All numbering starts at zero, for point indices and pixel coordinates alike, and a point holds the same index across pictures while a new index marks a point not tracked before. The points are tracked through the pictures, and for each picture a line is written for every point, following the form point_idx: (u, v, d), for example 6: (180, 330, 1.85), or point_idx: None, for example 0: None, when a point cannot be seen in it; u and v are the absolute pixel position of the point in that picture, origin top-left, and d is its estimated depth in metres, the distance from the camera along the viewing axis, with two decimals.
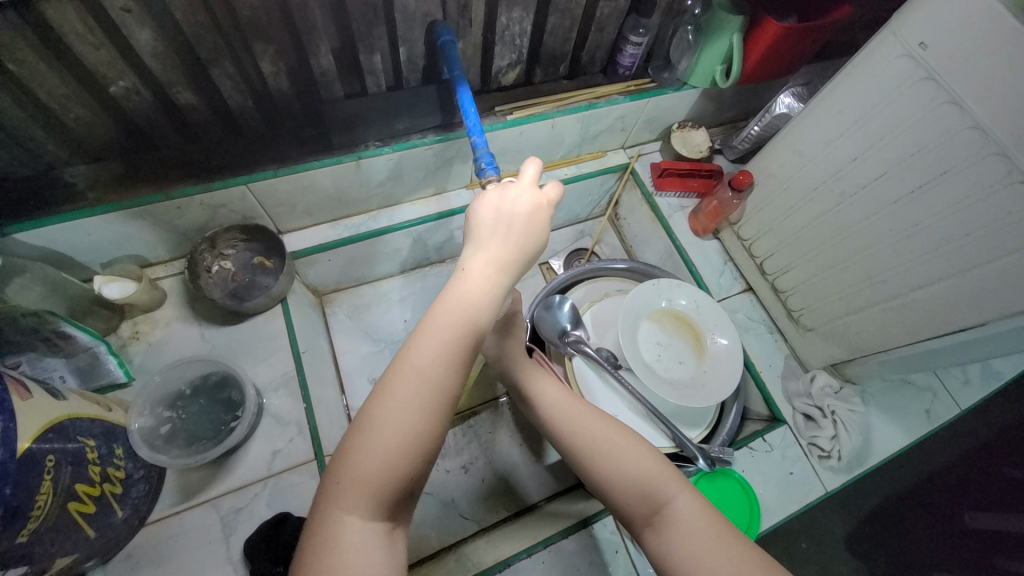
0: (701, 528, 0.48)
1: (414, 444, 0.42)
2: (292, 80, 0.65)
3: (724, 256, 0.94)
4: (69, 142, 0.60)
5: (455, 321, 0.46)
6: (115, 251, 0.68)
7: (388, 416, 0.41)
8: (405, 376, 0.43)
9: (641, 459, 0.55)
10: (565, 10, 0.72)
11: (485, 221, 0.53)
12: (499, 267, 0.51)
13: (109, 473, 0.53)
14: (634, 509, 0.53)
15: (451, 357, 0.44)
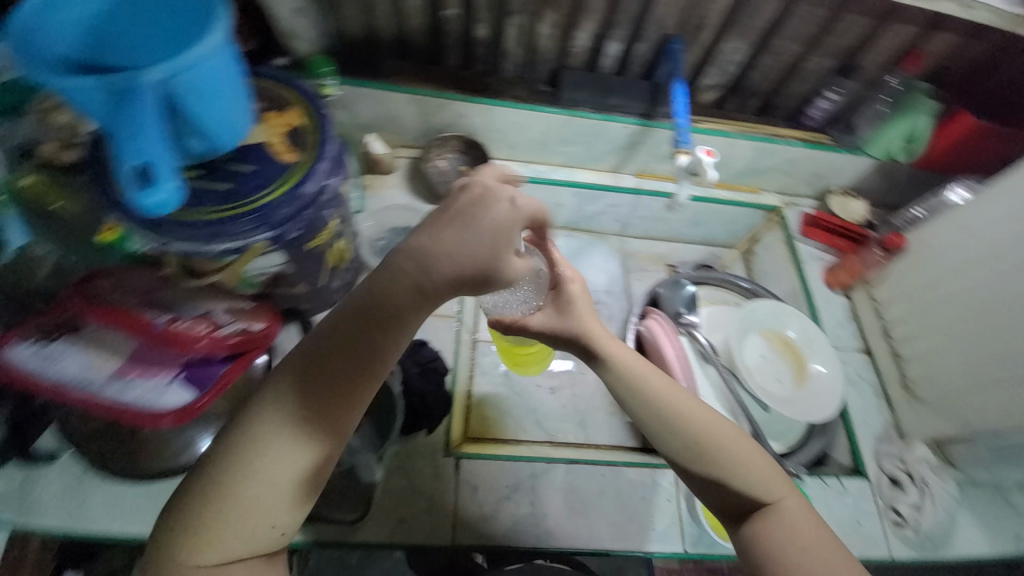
0: (810, 542, 0.50)
1: (301, 482, 0.42)
2: (554, 44, 0.86)
3: (850, 314, 0.99)
4: (396, 40, 0.86)
5: (343, 365, 0.42)
6: (383, 123, 0.93)
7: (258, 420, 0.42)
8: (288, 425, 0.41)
9: (755, 462, 0.53)
10: (779, 53, 0.87)
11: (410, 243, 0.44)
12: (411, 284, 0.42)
13: (344, 248, 0.70)
14: (738, 504, 0.53)
15: (326, 363, 0.42)
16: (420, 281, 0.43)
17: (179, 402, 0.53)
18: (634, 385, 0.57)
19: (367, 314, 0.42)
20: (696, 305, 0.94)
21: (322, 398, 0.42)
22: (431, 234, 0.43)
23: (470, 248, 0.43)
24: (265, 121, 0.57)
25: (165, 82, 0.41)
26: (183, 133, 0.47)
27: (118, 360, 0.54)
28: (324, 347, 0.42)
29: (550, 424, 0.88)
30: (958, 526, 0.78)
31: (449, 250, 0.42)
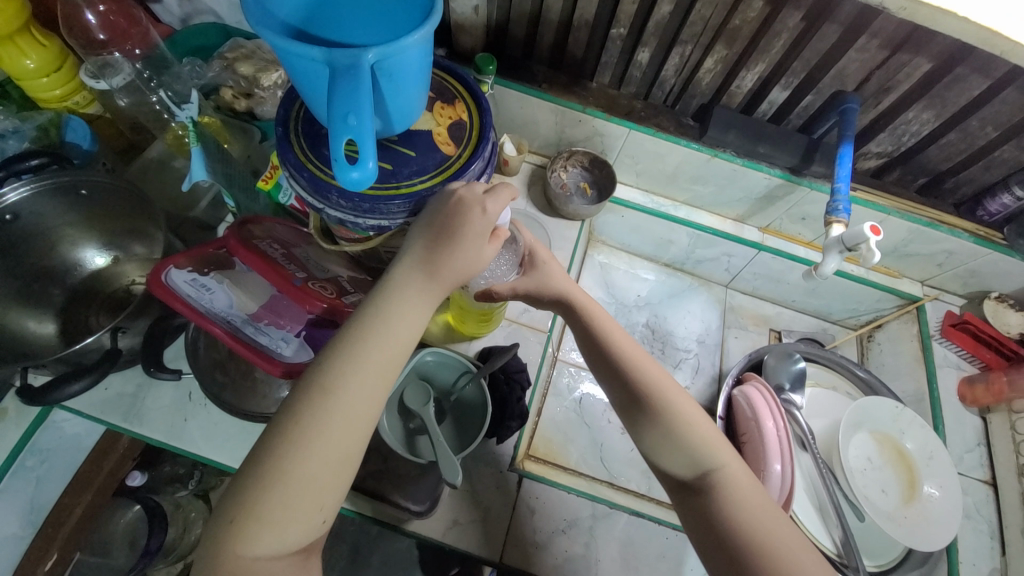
0: (761, 513, 0.49)
1: (345, 459, 0.40)
2: (712, 81, 0.83)
3: (981, 438, 0.86)
4: (555, 47, 0.86)
5: (382, 340, 0.43)
6: (518, 126, 0.93)
7: (299, 412, 0.39)
8: (330, 399, 0.40)
9: (699, 420, 0.52)
10: (969, 134, 0.77)
11: (432, 227, 0.48)
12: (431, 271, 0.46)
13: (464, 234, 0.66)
14: (682, 470, 0.52)
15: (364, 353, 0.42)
16: (433, 266, 0.47)
17: (296, 359, 0.56)
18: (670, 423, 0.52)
19: (400, 290, 0.45)
20: (802, 383, 0.86)
21: (357, 385, 0.41)
22: (432, 239, 0.47)
23: (474, 246, 0.48)
24: (431, 110, 0.59)
25: (385, 58, 0.42)
26: (375, 110, 0.48)
27: (257, 304, 0.58)
28: (365, 317, 0.44)
29: None
30: None
31: (469, 245, 0.47)
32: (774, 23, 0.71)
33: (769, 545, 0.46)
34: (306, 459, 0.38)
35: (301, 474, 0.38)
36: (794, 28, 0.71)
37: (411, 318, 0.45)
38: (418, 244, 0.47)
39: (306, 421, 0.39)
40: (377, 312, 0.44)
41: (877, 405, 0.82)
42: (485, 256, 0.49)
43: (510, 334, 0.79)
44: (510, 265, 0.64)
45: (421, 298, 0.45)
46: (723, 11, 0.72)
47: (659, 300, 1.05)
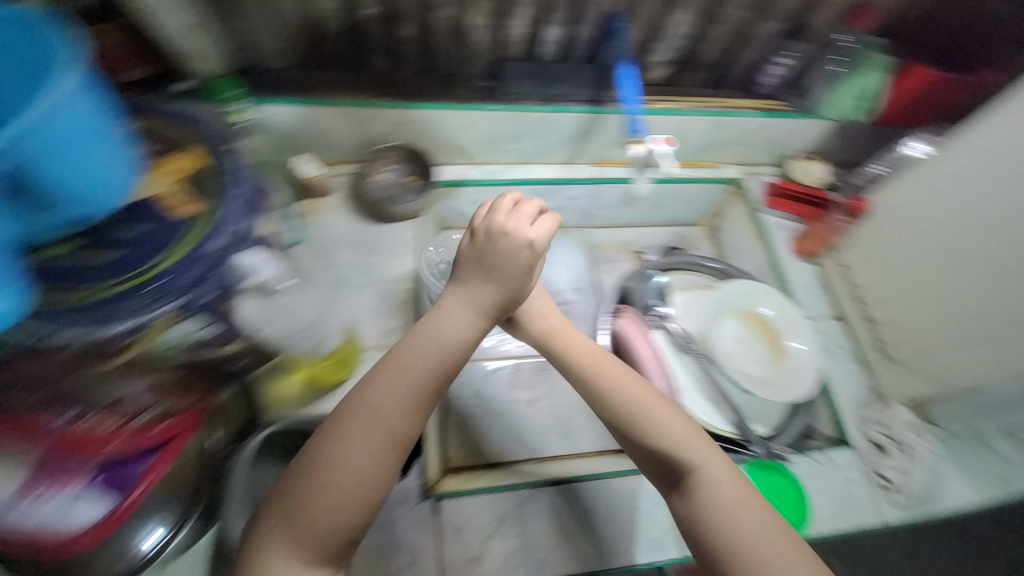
0: (735, 508, 0.52)
1: (364, 493, 0.45)
2: (487, 37, 0.79)
3: (821, 283, 0.96)
4: (315, 45, 0.77)
5: (421, 370, 0.50)
6: (311, 141, 0.84)
7: (330, 462, 0.45)
8: (361, 423, 0.46)
9: (665, 426, 0.57)
10: (726, 22, 0.83)
11: (474, 257, 0.55)
12: (473, 301, 0.54)
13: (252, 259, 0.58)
14: (664, 473, 0.57)
15: (400, 407, 0.48)
16: (479, 296, 0.54)
17: (82, 525, 0.50)
18: (648, 433, 0.57)
19: (444, 321, 0.52)
20: (666, 294, 0.93)
21: (394, 433, 0.47)
22: (468, 268, 0.55)
23: (517, 254, 0.54)
24: (155, 168, 0.51)
25: (10, 174, 0.38)
26: (33, 208, 0.42)
27: (14, 483, 0.48)
28: (382, 376, 0.49)
29: (531, 440, 0.85)
30: (945, 482, 0.77)
31: (515, 276, 0.55)
32: None
33: (740, 541, 0.50)
34: (331, 473, 0.44)
35: (326, 485, 0.44)
36: None
37: (453, 341, 0.52)
38: (464, 267, 0.55)
39: (338, 434, 0.46)
40: (420, 341, 0.51)
41: (750, 281, 0.93)
42: (524, 283, 0.56)
43: None
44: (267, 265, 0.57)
45: (464, 320, 0.53)
46: None
47: None
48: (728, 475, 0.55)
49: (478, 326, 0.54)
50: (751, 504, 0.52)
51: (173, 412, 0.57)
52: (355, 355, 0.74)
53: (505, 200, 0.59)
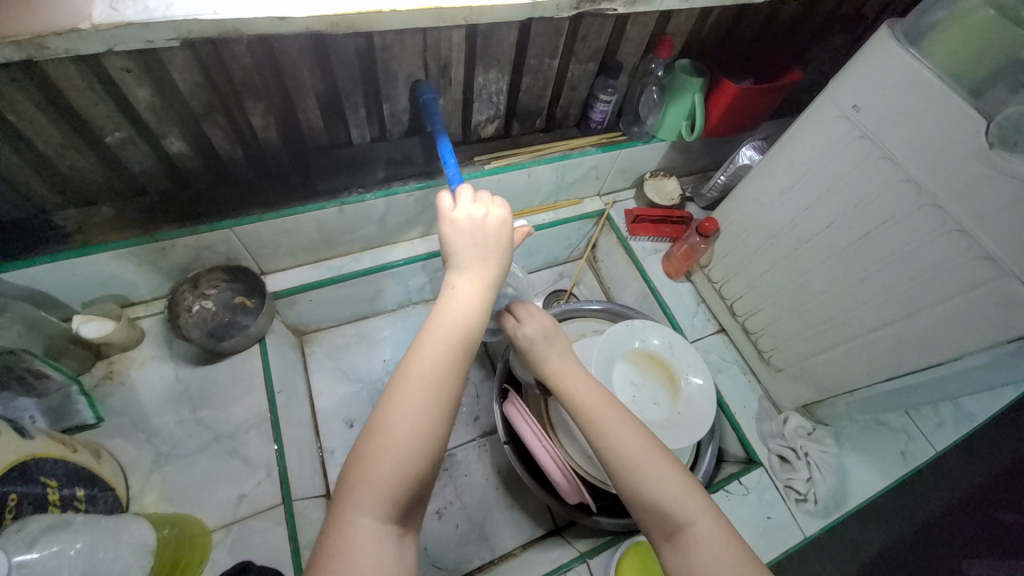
0: (728, 566, 0.45)
1: (425, 449, 0.42)
2: (281, 134, 0.70)
3: (697, 298, 0.97)
4: (59, 187, 0.63)
5: (460, 325, 0.46)
6: (96, 290, 0.69)
7: (396, 425, 0.41)
8: (416, 382, 0.43)
9: (665, 478, 0.50)
10: (538, 72, 0.79)
11: (466, 229, 0.51)
12: (484, 276, 0.50)
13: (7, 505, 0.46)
14: (652, 524, 0.50)
15: (457, 358, 0.45)
16: (485, 260, 0.50)
17: None
18: (635, 476, 0.50)
19: (464, 282, 0.49)
20: None
21: (453, 389, 0.44)
22: (455, 241, 0.50)
23: (500, 243, 0.52)
24: None
25: None
26: None
27: None
28: (429, 329, 0.46)
29: (448, 557, 0.76)
30: (848, 475, 0.79)
31: (492, 256, 0.51)
32: (280, 57, 0.59)
33: None
34: (391, 430, 0.41)
35: (387, 444, 0.41)
36: (307, 52, 0.61)
37: (478, 298, 0.49)
38: (452, 241, 0.50)
39: (396, 393, 0.43)
40: (451, 300, 0.48)
41: (645, 316, 0.95)
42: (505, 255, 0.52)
43: (236, 544, 0.63)
44: None
45: (481, 283, 0.50)
46: (213, 69, 0.58)
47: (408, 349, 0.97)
48: (728, 534, 0.48)
49: (484, 286, 0.50)
50: (742, 558, 0.46)
51: None
52: (206, 536, 0.62)
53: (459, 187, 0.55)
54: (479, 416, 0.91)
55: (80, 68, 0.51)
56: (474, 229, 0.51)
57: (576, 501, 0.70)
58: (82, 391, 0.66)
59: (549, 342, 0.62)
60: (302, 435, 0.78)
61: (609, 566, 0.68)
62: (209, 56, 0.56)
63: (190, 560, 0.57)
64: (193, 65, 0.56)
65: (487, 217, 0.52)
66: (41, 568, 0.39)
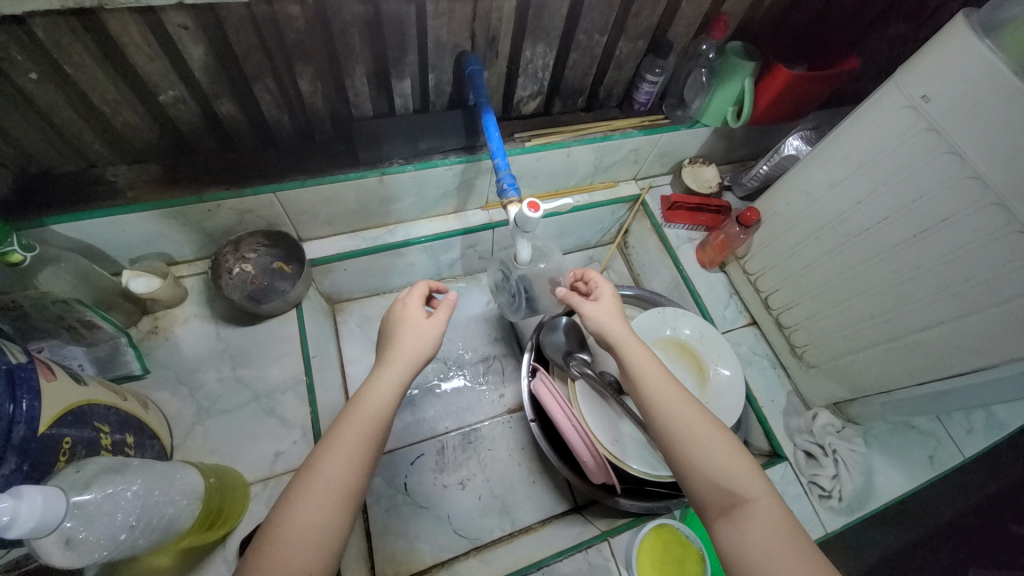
0: (781, 541, 0.45)
1: (322, 553, 0.42)
2: (326, 100, 0.69)
3: (730, 290, 0.96)
4: (112, 143, 0.64)
5: (374, 423, 0.48)
6: (144, 247, 0.71)
7: (293, 516, 0.42)
8: (319, 486, 0.44)
9: (727, 455, 0.51)
10: (586, 48, 0.77)
11: (397, 327, 0.57)
12: (401, 364, 0.53)
13: (65, 447, 0.46)
14: (710, 501, 0.50)
15: (356, 449, 0.46)
16: (404, 351, 0.54)
17: None
18: (696, 448, 0.52)
19: (382, 378, 0.51)
20: (580, 337, 0.84)
21: (351, 479, 0.45)
22: (389, 341, 0.56)
23: (419, 330, 0.56)
24: None
25: None
26: None
27: None
28: (345, 419, 0.48)
29: (470, 527, 0.78)
30: (874, 475, 0.78)
31: (413, 343, 0.55)
32: (332, 19, 0.59)
33: None
34: (287, 536, 0.41)
35: (291, 525, 0.42)
36: (360, 16, 0.60)
37: (393, 396, 0.51)
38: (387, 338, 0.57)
39: (295, 499, 0.43)
40: (368, 394, 0.50)
41: (675, 304, 0.94)
42: (429, 342, 0.56)
43: (272, 498, 0.65)
44: (33, 511, 0.35)
45: (398, 380, 0.52)
46: (267, 29, 0.57)
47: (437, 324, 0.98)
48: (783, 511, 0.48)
49: (400, 374, 0.52)
50: (797, 536, 0.46)
51: None
52: (245, 488, 0.65)
53: (414, 287, 0.63)
54: (504, 393, 0.92)
55: (139, 23, 0.51)
56: (398, 323, 0.57)
57: (601, 481, 0.71)
58: (131, 343, 0.68)
59: (612, 314, 0.65)
60: (334, 400, 0.81)
61: (630, 545, 0.68)
62: (263, 16, 0.56)
63: (231, 510, 0.60)
64: (248, 24, 0.56)
65: (412, 312, 0.58)
66: (97, 509, 0.42)
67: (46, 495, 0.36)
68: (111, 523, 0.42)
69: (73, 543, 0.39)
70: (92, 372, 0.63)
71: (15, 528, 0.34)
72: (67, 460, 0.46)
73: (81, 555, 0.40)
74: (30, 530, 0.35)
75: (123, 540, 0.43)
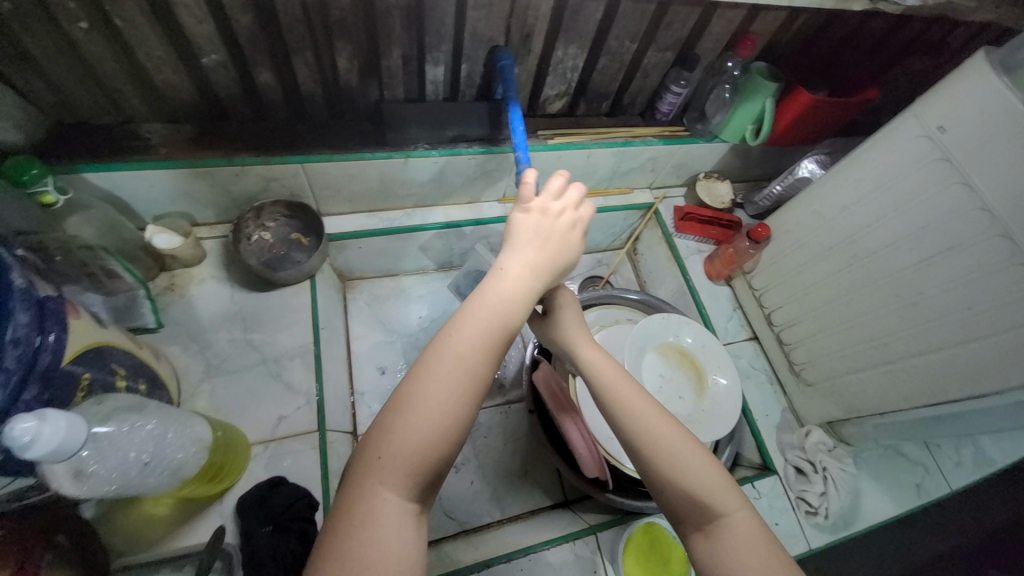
0: (757, 560, 0.46)
1: (450, 443, 0.42)
2: (362, 79, 0.72)
3: (735, 303, 0.98)
4: (150, 100, 0.66)
5: (503, 322, 0.46)
6: (169, 204, 0.73)
7: (423, 403, 0.41)
8: (450, 373, 0.42)
9: (706, 470, 0.50)
10: (616, 53, 0.80)
11: (525, 226, 0.51)
12: (533, 271, 0.49)
13: (83, 382, 0.47)
14: (684, 512, 0.50)
15: (486, 345, 0.44)
16: (540, 253, 0.50)
17: None
18: (675, 466, 0.50)
19: (514, 278, 0.48)
20: None
21: (484, 371, 0.44)
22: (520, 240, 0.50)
23: (559, 237, 0.52)
24: None
25: None
26: None
27: None
28: (473, 312, 0.45)
29: (461, 509, 0.79)
30: (861, 497, 0.79)
31: (551, 247, 0.51)
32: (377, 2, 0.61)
33: None
34: (419, 420, 0.41)
35: (423, 408, 0.41)
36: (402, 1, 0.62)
37: (524, 294, 0.48)
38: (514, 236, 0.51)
39: (425, 386, 0.42)
40: (502, 289, 0.47)
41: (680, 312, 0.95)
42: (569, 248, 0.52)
43: (271, 459, 0.66)
44: (57, 437, 0.36)
45: (532, 281, 0.49)
46: (313, 4, 0.60)
47: (443, 309, 1.00)
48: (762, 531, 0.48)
49: (536, 280, 0.49)
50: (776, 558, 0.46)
51: None
52: (247, 447, 0.65)
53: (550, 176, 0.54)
54: (504, 382, 0.93)
55: None
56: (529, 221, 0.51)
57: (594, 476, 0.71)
58: (148, 296, 0.69)
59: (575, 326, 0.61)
60: (337, 373, 0.82)
61: (617, 541, 0.70)
62: None
63: (232, 465, 0.61)
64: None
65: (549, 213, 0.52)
66: (110, 443, 0.43)
67: (68, 422, 0.37)
68: (121, 460, 0.43)
69: (82, 475, 0.41)
70: (108, 319, 0.64)
71: (35, 449, 0.35)
72: (84, 395, 0.47)
73: (88, 487, 0.41)
74: (49, 454, 0.36)
75: (132, 477, 0.44)
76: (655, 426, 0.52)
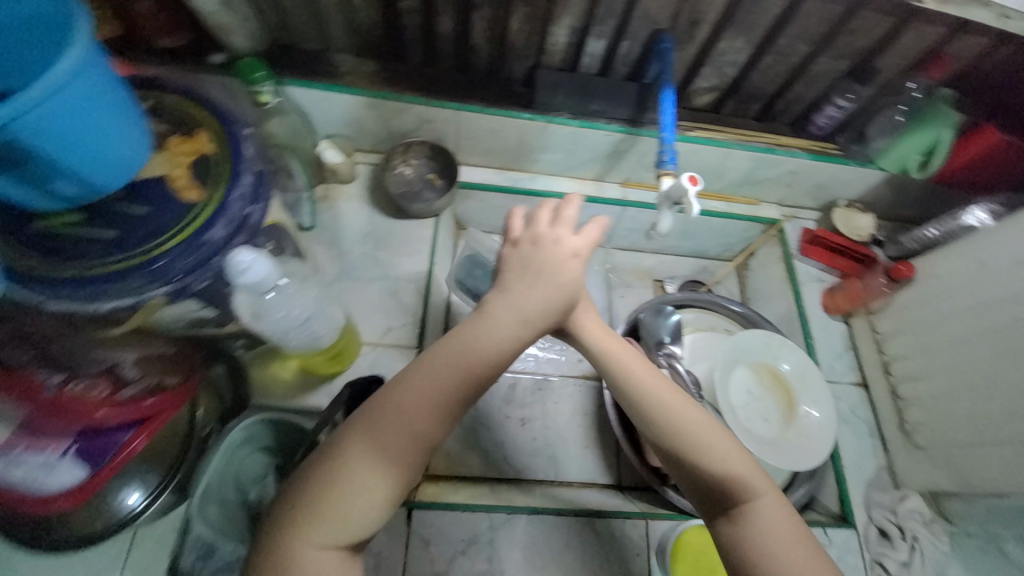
0: (789, 541, 0.47)
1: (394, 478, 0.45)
2: (527, 42, 0.77)
3: (848, 343, 0.90)
4: (349, 34, 0.76)
5: (474, 369, 0.48)
6: (340, 126, 0.84)
7: (371, 436, 0.44)
8: (401, 414, 0.45)
9: (734, 456, 0.50)
10: (783, 53, 0.77)
11: (529, 265, 0.52)
12: (526, 319, 0.50)
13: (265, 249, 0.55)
14: (709, 498, 0.51)
15: (449, 387, 0.47)
16: (531, 306, 0.50)
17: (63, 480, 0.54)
18: (700, 453, 0.50)
19: (494, 324, 0.49)
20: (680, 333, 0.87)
21: (438, 419, 0.46)
22: (513, 281, 0.52)
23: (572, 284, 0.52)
24: (165, 149, 0.49)
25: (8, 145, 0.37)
26: (38, 165, 0.39)
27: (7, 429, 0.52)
28: (440, 358, 0.48)
29: (518, 461, 0.83)
30: None
31: (546, 290, 0.51)
32: None
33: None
34: (366, 452, 0.44)
35: (372, 442, 0.44)
36: None
37: (505, 340, 0.49)
38: (511, 273, 0.52)
39: (376, 421, 0.45)
40: (482, 333, 0.49)
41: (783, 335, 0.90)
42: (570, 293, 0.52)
43: (374, 362, 0.75)
44: (262, 273, 0.48)
45: (517, 330, 0.49)
46: None
47: None
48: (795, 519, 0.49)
49: (529, 329, 0.50)
50: (805, 539, 0.48)
51: (163, 388, 0.59)
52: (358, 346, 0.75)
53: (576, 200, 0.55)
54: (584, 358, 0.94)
55: None
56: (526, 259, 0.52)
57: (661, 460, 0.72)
58: (309, 200, 0.81)
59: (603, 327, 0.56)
60: None
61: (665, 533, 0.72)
62: None
63: (348, 355, 0.70)
64: None
65: (558, 255, 0.52)
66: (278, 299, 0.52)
67: (271, 265, 0.49)
68: None
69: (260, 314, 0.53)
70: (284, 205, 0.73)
71: (249, 275, 0.47)
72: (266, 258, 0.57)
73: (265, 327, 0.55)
74: (255, 282, 0.48)
75: None
76: (682, 412, 0.52)
